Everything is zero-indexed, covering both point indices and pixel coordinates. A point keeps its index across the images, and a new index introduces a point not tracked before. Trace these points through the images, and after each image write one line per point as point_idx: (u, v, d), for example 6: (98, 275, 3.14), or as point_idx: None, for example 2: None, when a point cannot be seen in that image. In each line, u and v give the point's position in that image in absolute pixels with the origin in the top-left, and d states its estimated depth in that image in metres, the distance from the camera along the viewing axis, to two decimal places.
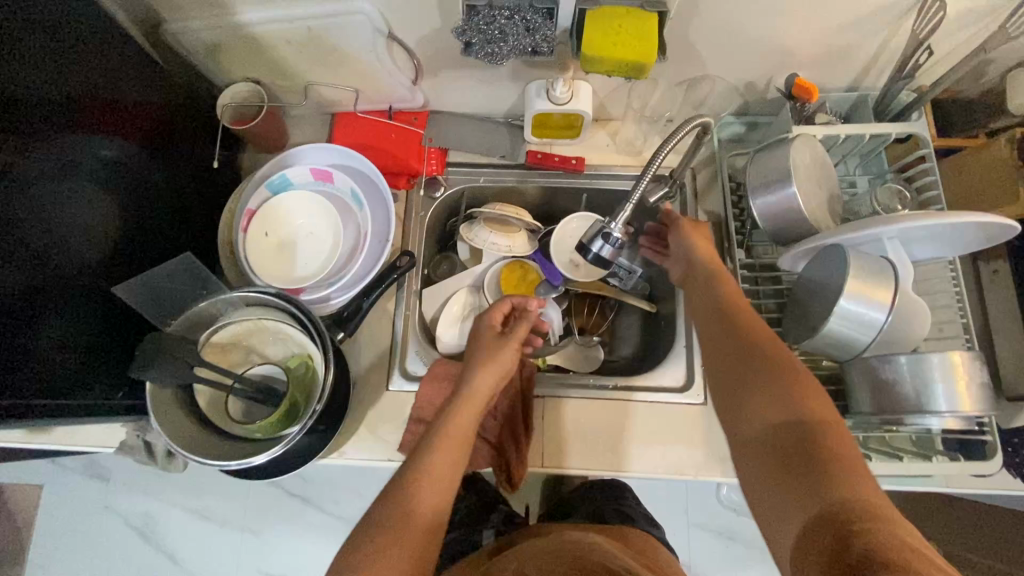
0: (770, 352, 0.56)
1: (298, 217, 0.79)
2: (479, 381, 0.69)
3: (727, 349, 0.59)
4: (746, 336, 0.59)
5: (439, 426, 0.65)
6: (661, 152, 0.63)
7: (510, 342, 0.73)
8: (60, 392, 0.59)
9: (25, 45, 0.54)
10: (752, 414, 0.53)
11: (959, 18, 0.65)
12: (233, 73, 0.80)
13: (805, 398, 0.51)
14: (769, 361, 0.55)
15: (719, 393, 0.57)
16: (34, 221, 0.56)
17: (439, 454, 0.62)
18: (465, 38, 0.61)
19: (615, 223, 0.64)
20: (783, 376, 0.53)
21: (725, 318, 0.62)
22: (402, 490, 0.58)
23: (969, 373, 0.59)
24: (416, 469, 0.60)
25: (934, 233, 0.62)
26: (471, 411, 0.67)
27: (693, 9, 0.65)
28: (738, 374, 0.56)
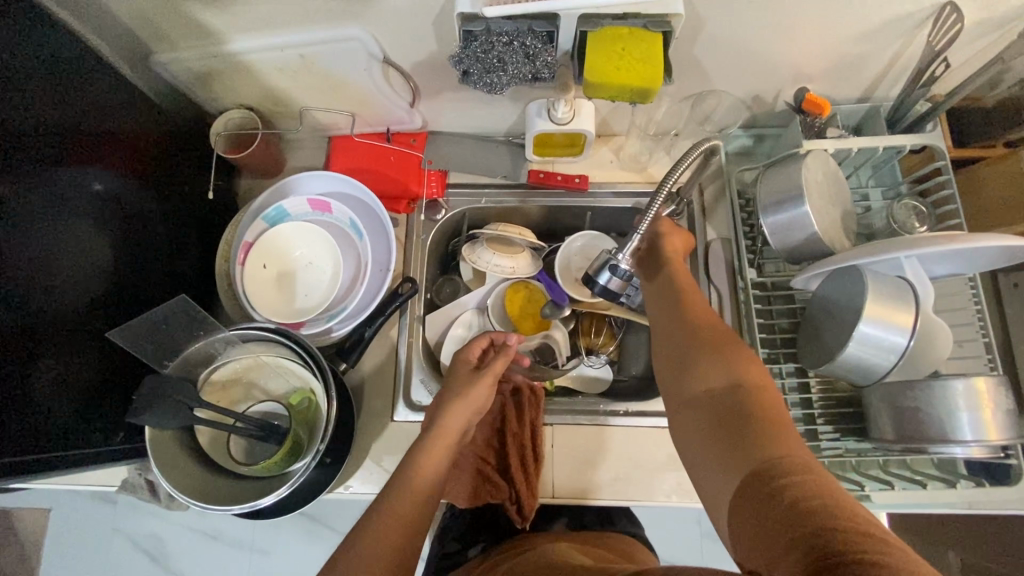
0: (712, 324, 0.55)
1: (296, 247, 0.77)
2: (451, 419, 0.66)
3: (672, 323, 0.58)
4: (691, 311, 0.57)
5: (404, 472, 0.59)
6: (671, 175, 0.60)
7: (486, 378, 0.71)
8: (57, 439, 0.57)
9: (7, 84, 0.52)
10: (691, 384, 0.52)
11: (976, 28, 0.62)
12: (227, 100, 0.78)
13: (744, 363, 0.50)
14: (711, 332, 0.54)
15: (662, 369, 0.56)
16: (22, 266, 0.54)
17: (407, 499, 0.56)
18: (463, 67, 0.59)
19: (621, 254, 0.62)
20: (722, 345, 0.52)
21: (674, 293, 0.60)
22: (368, 532, 0.52)
23: (994, 400, 0.57)
24: (378, 513, 0.54)
25: (955, 253, 0.60)
26: (440, 452, 0.63)
27: (697, 27, 0.63)
28: (679, 346, 0.55)
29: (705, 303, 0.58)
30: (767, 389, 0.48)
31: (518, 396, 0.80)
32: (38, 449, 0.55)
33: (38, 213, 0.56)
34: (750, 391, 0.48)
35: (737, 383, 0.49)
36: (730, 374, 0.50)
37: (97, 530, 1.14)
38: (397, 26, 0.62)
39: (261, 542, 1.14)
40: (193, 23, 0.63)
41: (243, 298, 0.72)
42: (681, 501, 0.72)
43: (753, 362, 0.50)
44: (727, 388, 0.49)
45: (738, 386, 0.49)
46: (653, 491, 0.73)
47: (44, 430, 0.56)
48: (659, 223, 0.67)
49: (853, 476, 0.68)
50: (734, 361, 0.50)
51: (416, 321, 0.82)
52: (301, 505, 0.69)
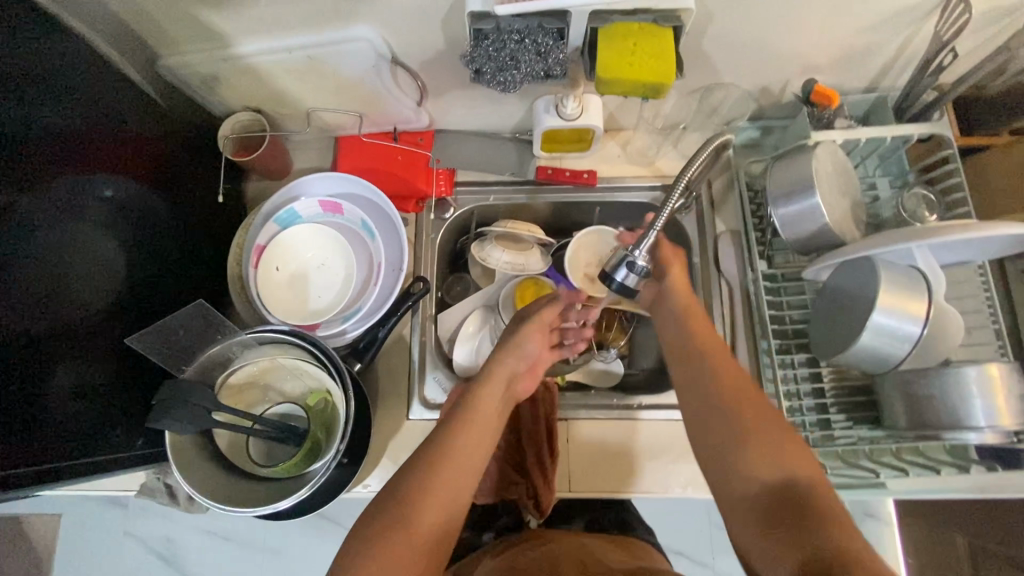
0: (758, 409, 0.57)
1: (307, 249, 0.78)
2: (500, 365, 0.68)
3: (708, 402, 0.60)
4: (726, 388, 0.60)
5: (465, 404, 0.63)
6: (688, 169, 0.61)
7: (533, 325, 0.71)
8: (78, 447, 0.58)
9: (9, 89, 0.51)
10: (743, 475, 0.54)
11: (985, 17, 0.62)
12: (234, 103, 0.78)
13: (796, 458, 0.53)
14: (760, 418, 0.57)
15: (707, 451, 0.58)
16: (32, 273, 0.54)
17: (469, 431, 0.60)
18: (475, 66, 0.59)
19: (638, 250, 0.62)
20: (774, 435, 0.55)
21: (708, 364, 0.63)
22: (432, 456, 0.57)
23: (1007, 386, 0.57)
24: (442, 439, 0.59)
25: (967, 243, 0.60)
26: (496, 390, 0.66)
27: (707, 20, 0.63)
28: (726, 431, 0.57)
29: (746, 379, 0.61)
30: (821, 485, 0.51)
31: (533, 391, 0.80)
32: (58, 456, 0.55)
33: (46, 218, 0.55)
34: (806, 487, 0.51)
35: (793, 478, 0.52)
36: (784, 468, 0.52)
37: (109, 534, 1.14)
38: (406, 25, 0.62)
39: (275, 543, 1.13)
40: (200, 26, 0.63)
41: (255, 300, 0.72)
42: (697, 492, 0.73)
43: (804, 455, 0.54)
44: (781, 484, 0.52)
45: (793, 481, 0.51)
46: (668, 484, 0.73)
47: (64, 437, 0.56)
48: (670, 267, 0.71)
49: (866, 463, 0.69)
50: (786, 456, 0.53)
51: (429, 320, 0.83)
52: (320, 505, 0.70)
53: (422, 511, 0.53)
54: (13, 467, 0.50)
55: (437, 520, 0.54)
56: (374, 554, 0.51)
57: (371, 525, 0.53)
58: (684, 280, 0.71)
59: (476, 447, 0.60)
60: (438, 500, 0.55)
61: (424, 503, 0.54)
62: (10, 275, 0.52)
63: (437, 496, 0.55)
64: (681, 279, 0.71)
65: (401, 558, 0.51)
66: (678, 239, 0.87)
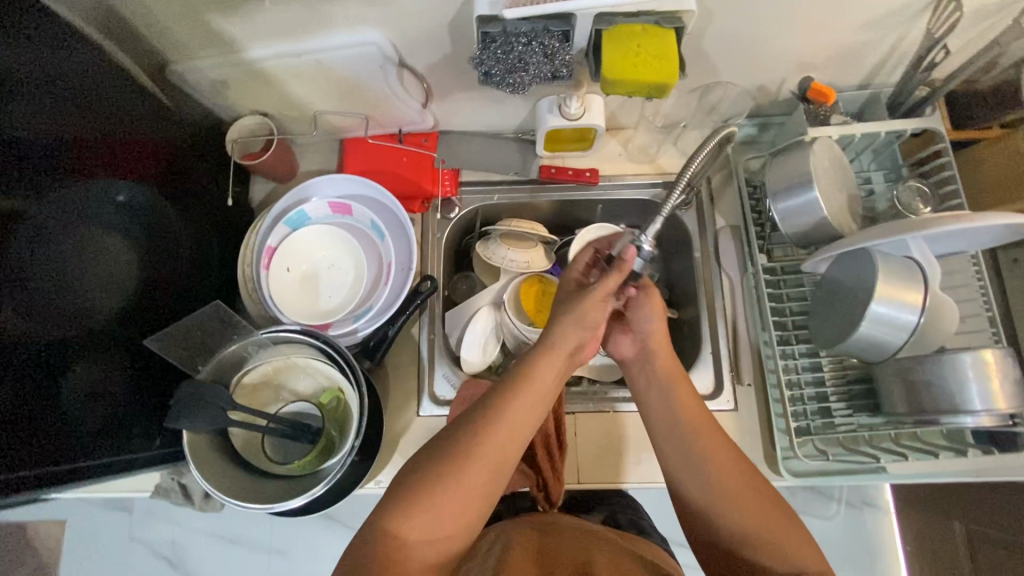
0: (751, 496, 0.59)
1: (318, 250, 0.80)
2: (565, 334, 0.64)
3: (702, 479, 0.61)
4: (717, 474, 0.61)
5: (521, 368, 0.61)
6: (690, 165, 0.64)
7: (597, 300, 0.65)
8: (99, 447, 0.59)
9: (26, 97, 0.52)
10: (750, 563, 0.57)
11: (975, 14, 0.65)
12: (241, 107, 0.79)
13: (799, 544, 0.57)
14: (757, 506, 0.59)
15: (701, 514, 0.61)
16: (49, 277, 0.55)
17: (524, 399, 0.59)
18: (485, 68, 0.61)
19: (645, 237, 0.67)
20: (774, 524, 0.58)
21: (694, 443, 0.63)
22: (484, 420, 0.57)
23: (1001, 370, 0.59)
24: (496, 404, 0.58)
25: (960, 233, 0.62)
26: (556, 360, 0.63)
27: (707, 21, 0.65)
28: (722, 517, 0.59)
29: (738, 462, 0.62)
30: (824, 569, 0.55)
31: None
32: (77, 457, 0.56)
33: (58, 224, 0.56)
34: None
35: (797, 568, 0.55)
36: (790, 563, 0.56)
37: (115, 537, 1.13)
38: (415, 29, 0.64)
39: (280, 545, 1.10)
40: (211, 32, 0.64)
41: (267, 301, 0.74)
42: None
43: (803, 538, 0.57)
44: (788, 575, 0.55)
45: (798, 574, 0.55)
46: None
47: (81, 437, 0.57)
48: (654, 325, 0.70)
49: (866, 449, 0.71)
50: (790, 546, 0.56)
51: (437, 318, 0.84)
52: (332, 503, 0.72)
53: (468, 474, 0.55)
54: (30, 468, 0.51)
55: (480, 485, 0.55)
56: (420, 505, 0.53)
57: (419, 476, 0.55)
58: (665, 333, 0.71)
59: (527, 417, 0.59)
60: (484, 463, 0.56)
61: (472, 464, 0.55)
62: (28, 279, 0.53)
63: (483, 461, 0.55)
64: (661, 325, 0.70)
65: (445, 512, 0.54)
66: (679, 235, 0.89)
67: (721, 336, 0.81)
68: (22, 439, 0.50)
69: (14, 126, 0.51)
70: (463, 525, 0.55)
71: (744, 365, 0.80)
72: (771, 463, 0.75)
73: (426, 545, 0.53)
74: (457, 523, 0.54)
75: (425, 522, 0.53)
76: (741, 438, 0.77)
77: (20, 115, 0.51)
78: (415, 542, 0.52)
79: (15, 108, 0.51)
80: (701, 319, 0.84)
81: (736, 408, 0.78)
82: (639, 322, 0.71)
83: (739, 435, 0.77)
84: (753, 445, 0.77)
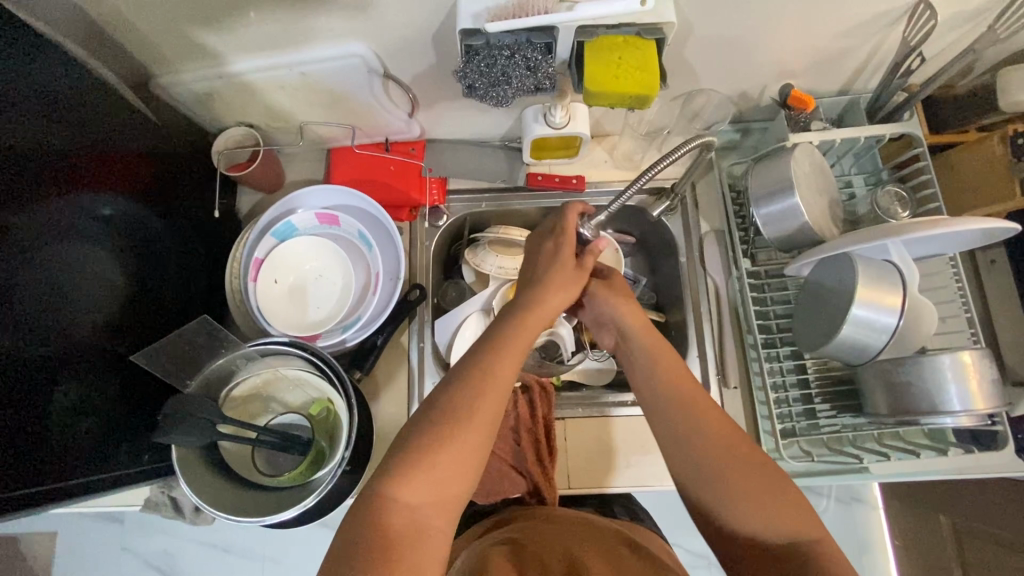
0: (739, 453, 0.57)
1: (306, 262, 0.80)
2: (544, 307, 0.66)
3: (688, 444, 0.59)
4: (707, 437, 0.59)
5: (498, 335, 0.63)
6: (651, 171, 0.67)
7: (578, 275, 0.69)
8: (86, 466, 0.58)
9: (8, 111, 0.51)
10: (739, 523, 0.55)
11: (949, 21, 0.66)
12: (227, 119, 0.79)
13: (789, 503, 0.54)
14: (745, 461, 0.57)
15: (695, 492, 0.58)
16: (34, 290, 0.54)
17: (505, 361, 0.60)
18: (468, 82, 0.62)
19: (586, 222, 0.71)
20: (765, 484, 0.55)
21: (670, 403, 0.62)
22: (472, 384, 0.58)
23: (979, 372, 0.61)
24: (477, 368, 0.59)
25: (939, 237, 0.64)
26: (532, 328, 0.65)
27: (688, 32, 0.65)
28: (712, 476, 0.57)
29: (722, 421, 0.60)
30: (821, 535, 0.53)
31: (528, 392, 0.81)
32: (68, 474, 0.56)
33: (43, 239, 0.55)
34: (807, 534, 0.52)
35: (786, 528, 0.53)
36: (778, 522, 0.53)
37: (104, 549, 1.11)
38: (399, 41, 0.64)
39: (272, 552, 1.08)
40: (194, 46, 0.64)
41: (255, 313, 0.74)
42: None
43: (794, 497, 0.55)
44: (779, 533, 0.53)
45: (794, 538, 0.52)
46: (663, 476, 0.77)
47: (72, 455, 0.56)
48: (621, 303, 0.71)
49: (851, 449, 0.73)
50: (784, 507, 0.54)
51: (426, 326, 0.85)
52: (326, 512, 0.71)
53: (459, 432, 0.55)
54: (17, 489, 0.50)
55: (474, 450, 0.55)
56: (415, 467, 0.53)
57: (413, 444, 0.55)
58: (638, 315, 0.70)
59: (510, 378, 0.60)
60: (478, 425, 0.56)
61: (464, 425, 0.55)
62: (16, 301, 0.52)
63: (476, 421, 0.56)
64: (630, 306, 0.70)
65: (440, 473, 0.53)
66: (665, 239, 0.90)
67: (707, 340, 0.83)
68: (9, 460, 0.49)
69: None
70: (462, 486, 0.55)
71: (730, 368, 0.81)
72: None
73: (426, 508, 0.52)
74: (456, 483, 0.54)
75: (423, 484, 0.53)
76: None
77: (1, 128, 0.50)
78: (414, 506, 0.52)
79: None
80: (688, 323, 0.85)
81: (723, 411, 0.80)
82: (612, 304, 0.71)
83: None
84: None
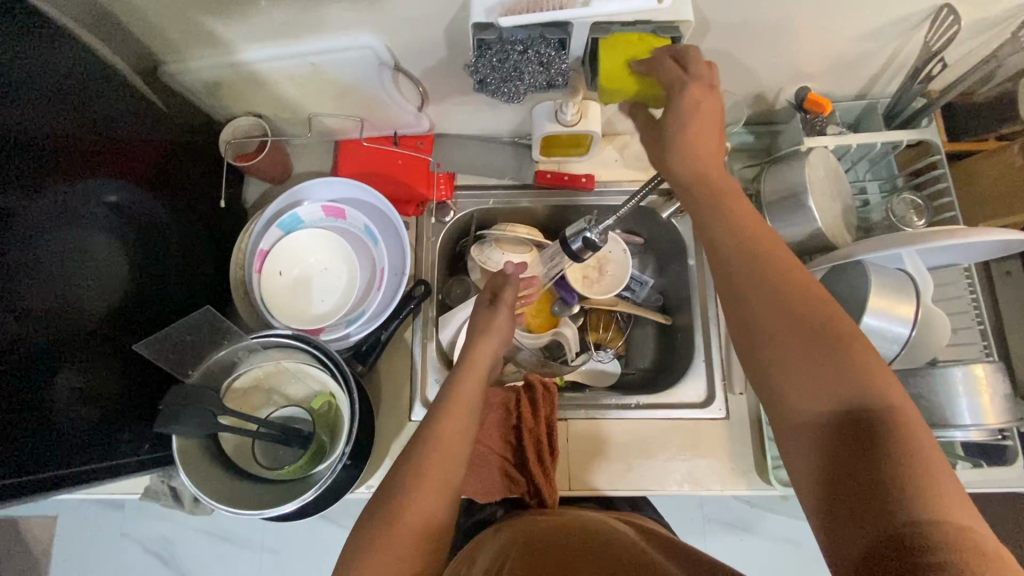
0: (801, 300, 0.47)
1: (310, 253, 0.80)
2: (481, 352, 0.67)
3: (749, 278, 0.49)
4: (773, 271, 0.48)
5: (443, 392, 0.63)
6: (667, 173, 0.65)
7: (505, 311, 0.71)
8: (85, 455, 0.57)
9: (14, 92, 0.50)
10: (780, 378, 0.46)
11: (972, 28, 0.65)
12: (235, 109, 0.79)
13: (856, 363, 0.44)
14: (808, 305, 0.47)
15: (743, 326, 0.49)
16: (37, 275, 0.53)
17: (449, 418, 0.60)
18: (479, 76, 0.60)
19: (595, 228, 0.67)
20: (825, 342, 0.45)
21: (730, 228, 0.51)
22: (421, 453, 0.57)
23: (991, 385, 0.59)
24: (441, 400, 0.62)
25: (953, 248, 0.62)
26: (476, 377, 0.65)
27: (705, 31, 0.64)
28: (761, 323, 0.47)
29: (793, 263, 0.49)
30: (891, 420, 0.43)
31: (531, 391, 0.79)
32: (64, 463, 0.55)
33: (48, 224, 0.54)
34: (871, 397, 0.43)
35: (844, 393, 0.44)
36: (831, 387, 0.44)
37: (105, 535, 1.10)
38: (410, 34, 0.63)
39: (272, 542, 1.07)
40: (203, 34, 0.63)
41: (259, 304, 0.74)
42: (693, 489, 0.77)
43: (864, 363, 0.44)
44: (831, 390, 0.44)
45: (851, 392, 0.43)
46: (666, 481, 0.77)
47: (71, 443, 0.56)
48: (689, 124, 0.53)
49: None
50: (846, 372, 0.44)
51: (430, 323, 0.84)
52: (325, 508, 0.71)
53: (415, 499, 0.54)
54: (16, 476, 0.50)
55: (434, 515, 0.55)
56: (379, 541, 0.52)
57: (384, 513, 0.54)
58: (707, 138, 0.53)
59: (471, 404, 0.62)
60: (429, 488, 0.55)
61: (417, 490, 0.55)
62: (19, 287, 0.51)
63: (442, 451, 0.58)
64: (687, 143, 0.53)
65: (410, 528, 0.53)
66: (675, 241, 0.89)
67: (714, 344, 0.82)
68: (9, 447, 0.49)
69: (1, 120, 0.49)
70: (427, 553, 0.53)
71: (736, 373, 0.81)
72: (761, 472, 0.76)
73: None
74: (422, 550, 0.53)
75: (389, 557, 0.52)
76: (733, 447, 0.78)
77: (7, 112, 0.50)
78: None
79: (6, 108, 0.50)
80: (695, 325, 0.84)
81: (728, 416, 0.79)
82: (669, 143, 0.54)
83: (730, 444, 0.78)
84: (744, 454, 0.77)
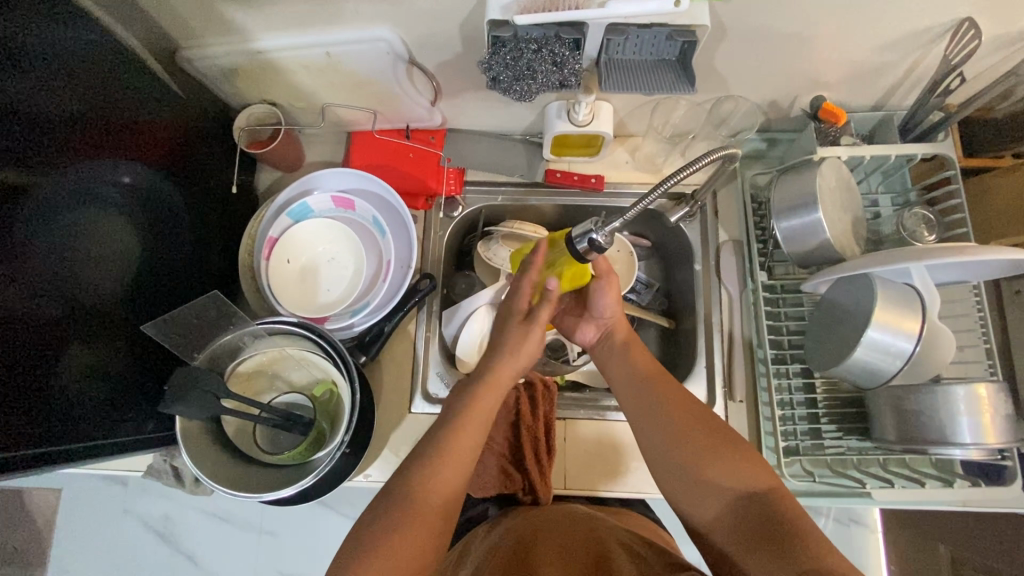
0: (663, 381, 0.66)
1: (318, 243, 0.80)
2: (505, 370, 0.66)
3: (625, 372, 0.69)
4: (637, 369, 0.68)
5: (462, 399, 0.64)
6: (678, 175, 0.65)
7: (524, 328, 0.69)
8: (91, 430, 0.58)
9: (28, 74, 0.51)
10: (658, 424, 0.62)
11: (993, 43, 0.64)
12: (250, 96, 0.80)
13: (691, 452, 0.59)
14: (661, 381, 0.66)
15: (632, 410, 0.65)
16: (50, 251, 0.54)
17: (462, 426, 0.61)
18: (492, 74, 0.61)
19: (600, 230, 0.64)
20: (681, 398, 0.63)
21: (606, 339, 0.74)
22: (430, 458, 0.58)
23: (993, 405, 0.59)
24: (459, 404, 0.64)
25: (962, 264, 0.61)
26: (495, 387, 0.65)
27: (721, 36, 0.64)
28: (636, 399, 0.65)
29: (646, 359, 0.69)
30: (776, 488, 0.55)
31: (530, 389, 0.81)
32: (70, 438, 0.56)
33: (61, 201, 0.55)
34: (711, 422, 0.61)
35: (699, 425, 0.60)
36: (691, 423, 0.61)
37: (108, 508, 1.11)
38: (427, 28, 0.64)
39: (271, 525, 1.08)
40: (221, 21, 0.64)
41: (265, 291, 0.75)
42: None
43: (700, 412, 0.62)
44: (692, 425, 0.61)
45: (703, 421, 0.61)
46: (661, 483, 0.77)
47: (77, 418, 0.57)
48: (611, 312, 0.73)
49: (854, 473, 0.72)
50: (697, 416, 0.61)
51: (433, 315, 0.85)
52: (322, 495, 0.71)
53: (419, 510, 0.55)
54: (12, 448, 0.50)
55: (428, 529, 0.54)
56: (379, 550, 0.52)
57: (387, 506, 0.55)
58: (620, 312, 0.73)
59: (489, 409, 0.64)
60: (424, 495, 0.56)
61: (421, 494, 0.56)
62: (32, 260, 0.52)
63: (453, 457, 0.59)
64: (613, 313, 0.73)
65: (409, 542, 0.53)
66: (681, 245, 0.90)
67: (717, 349, 0.82)
68: (16, 419, 0.50)
69: (12, 101, 0.49)
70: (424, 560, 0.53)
71: (737, 381, 0.80)
72: None
73: None
74: (417, 562, 0.52)
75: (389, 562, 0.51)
76: None
77: (24, 89, 0.51)
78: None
79: (22, 85, 0.50)
80: (699, 330, 0.84)
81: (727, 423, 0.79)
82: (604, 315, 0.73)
83: None
84: None
